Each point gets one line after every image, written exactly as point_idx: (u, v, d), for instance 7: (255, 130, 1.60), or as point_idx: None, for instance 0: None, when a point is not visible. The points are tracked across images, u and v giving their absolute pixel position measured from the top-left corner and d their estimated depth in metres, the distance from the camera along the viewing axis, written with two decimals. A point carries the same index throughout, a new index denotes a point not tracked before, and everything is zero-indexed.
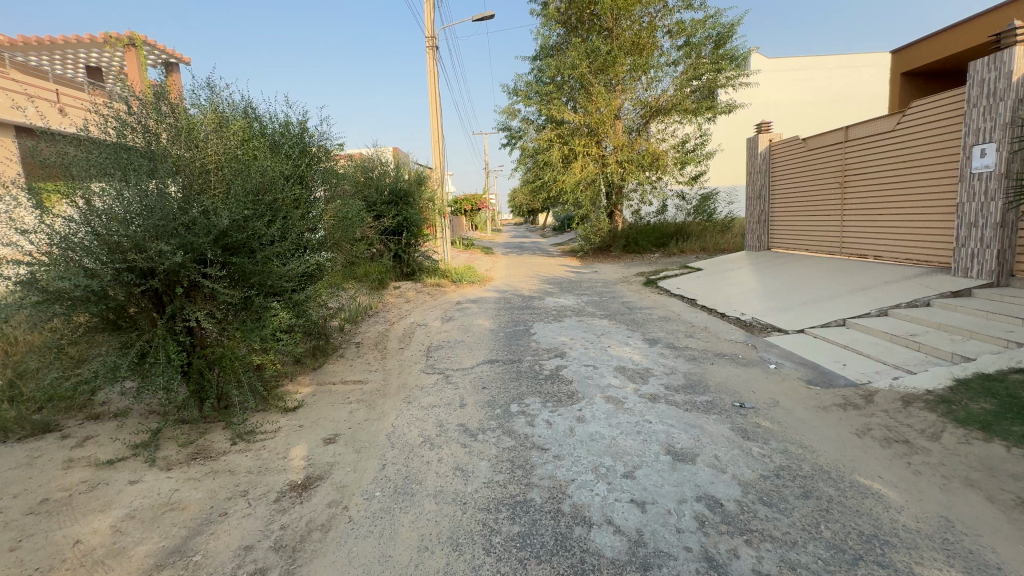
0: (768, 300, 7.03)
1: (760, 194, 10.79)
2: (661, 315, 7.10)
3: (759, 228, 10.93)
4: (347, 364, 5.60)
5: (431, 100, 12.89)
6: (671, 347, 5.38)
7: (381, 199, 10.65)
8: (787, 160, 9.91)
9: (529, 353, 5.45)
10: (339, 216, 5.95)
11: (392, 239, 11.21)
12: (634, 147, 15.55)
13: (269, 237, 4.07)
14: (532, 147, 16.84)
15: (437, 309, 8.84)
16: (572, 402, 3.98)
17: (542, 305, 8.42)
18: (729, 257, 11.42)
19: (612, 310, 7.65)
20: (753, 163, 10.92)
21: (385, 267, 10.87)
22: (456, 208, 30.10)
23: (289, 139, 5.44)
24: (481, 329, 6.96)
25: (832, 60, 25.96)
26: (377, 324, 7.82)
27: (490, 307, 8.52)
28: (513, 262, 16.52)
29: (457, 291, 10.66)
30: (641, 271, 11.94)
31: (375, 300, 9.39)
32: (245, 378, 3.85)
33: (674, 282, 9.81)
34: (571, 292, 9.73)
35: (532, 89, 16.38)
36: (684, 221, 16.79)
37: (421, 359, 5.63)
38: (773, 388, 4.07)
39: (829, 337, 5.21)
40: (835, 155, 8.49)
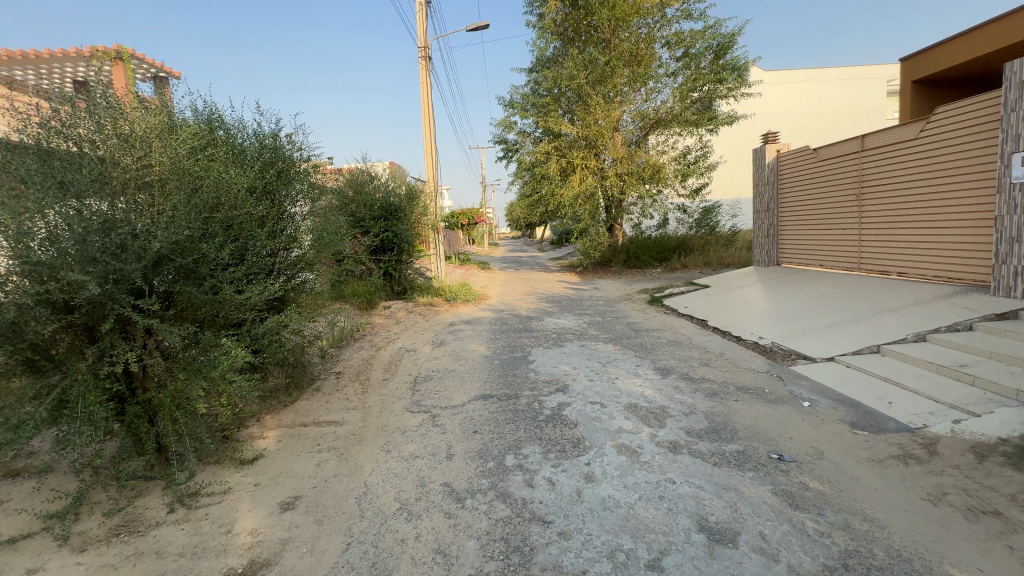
0: (787, 322, 6.47)
1: (766, 208, 10.34)
2: (671, 339, 6.51)
3: (766, 242, 10.44)
4: (323, 400, 4.98)
5: (424, 112, 12.44)
6: (687, 380, 4.79)
7: (369, 214, 10.11)
8: (796, 171, 9.46)
9: (527, 387, 4.86)
10: (325, 236, 5.44)
11: (381, 256, 10.64)
12: (634, 159, 15.12)
13: (220, 261, 3.51)
14: (529, 160, 16.40)
15: (429, 332, 8.25)
16: (578, 453, 3.37)
17: (541, 327, 7.82)
18: (736, 272, 10.91)
19: (617, 333, 7.07)
20: (759, 175, 10.48)
21: (374, 286, 10.27)
22: (452, 222, 29.62)
23: (257, 150, 4.90)
24: (475, 355, 6.37)
25: (829, 71, 25.83)
26: (362, 350, 7.20)
27: (485, 330, 7.92)
28: (510, 278, 15.98)
29: (450, 311, 10.08)
30: (644, 288, 11.39)
31: (362, 323, 8.78)
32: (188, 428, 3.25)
33: (680, 300, 9.24)
34: (571, 311, 9.15)
35: (528, 101, 16.01)
36: (686, 236, 16.31)
37: (407, 393, 5.03)
38: (813, 433, 3.48)
39: (864, 366, 4.64)
40: (849, 165, 8.03)
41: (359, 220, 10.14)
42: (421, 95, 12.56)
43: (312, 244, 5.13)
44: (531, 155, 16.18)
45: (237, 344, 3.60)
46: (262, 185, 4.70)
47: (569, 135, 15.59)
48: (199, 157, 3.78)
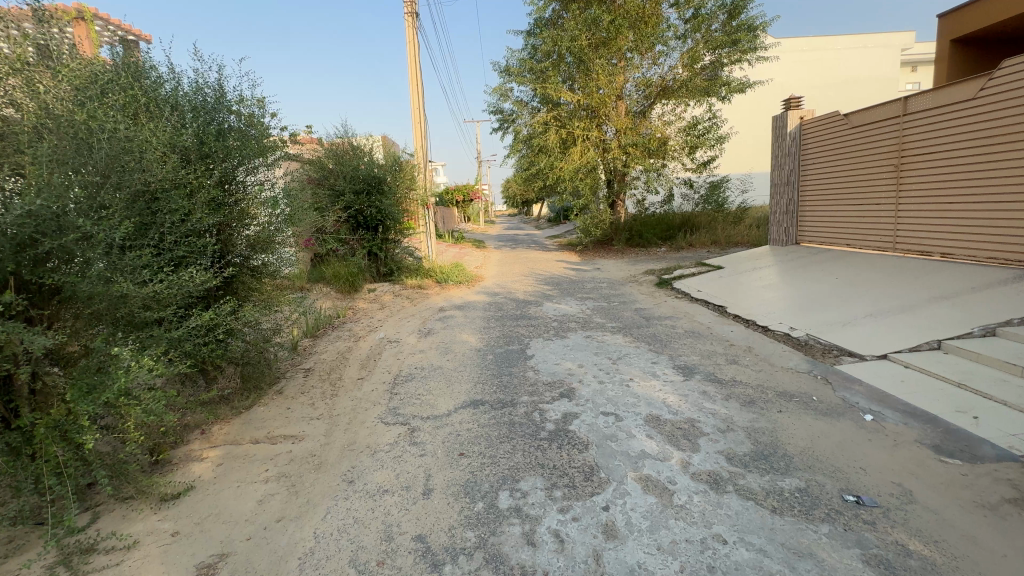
0: (819, 310, 5.69)
1: (786, 181, 9.48)
2: (688, 329, 5.75)
3: (784, 219, 9.62)
4: (283, 407, 4.20)
5: (411, 76, 11.36)
6: (715, 382, 4.03)
7: (349, 190, 9.15)
8: (823, 140, 8.57)
9: (524, 392, 4.08)
10: (290, 216, 4.56)
11: (364, 235, 9.75)
12: (638, 130, 14.10)
13: (115, 243, 2.62)
14: (527, 132, 15.35)
15: (415, 319, 7.44)
16: (592, 490, 2.62)
17: (540, 314, 7.03)
18: (750, 252, 10.11)
19: (626, 322, 6.29)
20: (779, 145, 9.58)
21: (358, 268, 9.42)
22: (446, 198, 28.52)
23: (203, 104, 3.99)
24: (465, 348, 5.58)
25: (841, 39, 24.56)
26: (339, 341, 6.41)
27: (477, 317, 7.12)
28: (506, 258, 15.12)
29: (441, 294, 9.27)
30: (650, 269, 10.59)
31: (342, 308, 7.96)
32: (70, 460, 2.42)
33: (692, 283, 8.44)
34: (573, 295, 8.36)
35: (526, 66, 14.86)
36: (691, 213, 15.44)
37: (383, 397, 4.25)
38: (890, 463, 2.73)
39: (927, 367, 3.87)
40: (886, 131, 7.16)
41: (338, 195, 9.22)
42: (408, 56, 11.46)
43: (267, 221, 4.32)
44: (529, 126, 15.14)
45: (149, 351, 2.76)
46: (199, 149, 3.79)
47: (570, 104, 14.54)
48: (90, 104, 2.88)
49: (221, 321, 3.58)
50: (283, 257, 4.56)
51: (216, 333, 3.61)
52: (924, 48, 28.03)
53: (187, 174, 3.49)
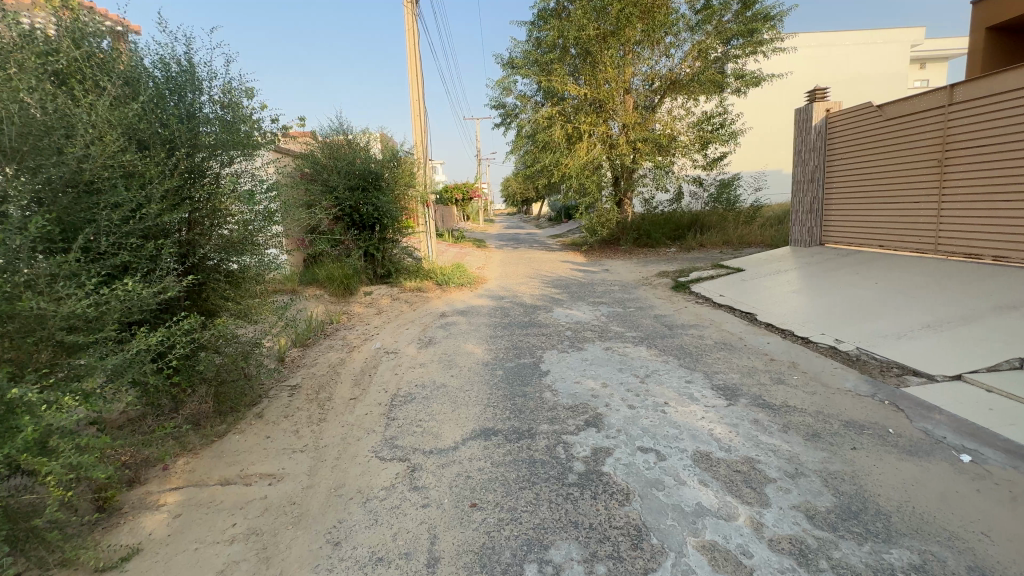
0: (863, 319, 5.11)
1: (810, 178, 8.89)
2: (719, 341, 5.16)
3: (807, 219, 9.03)
4: (262, 436, 3.60)
5: (410, 65, 10.75)
6: (766, 409, 3.46)
7: (342, 185, 8.50)
8: (853, 133, 7.98)
9: (543, 420, 3.50)
10: (271, 213, 3.94)
11: (361, 234, 9.14)
12: (647, 126, 13.51)
13: (22, 246, 2.04)
14: (530, 127, 14.74)
15: (415, 326, 6.85)
16: (644, 564, 2.04)
17: (551, 321, 6.45)
18: (770, 253, 9.52)
19: (648, 330, 5.71)
20: (803, 139, 9.01)
21: (353, 269, 8.80)
22: (445, 196, 27.87)
23: (172, 82, 3.40)
24: (471, 361, 4.99)
25: (850, 35, 23.96)
26: (331, 351, 5.80)
27: (481, 325, 6.52)
28: (509, 258, 14.53)
29: (443, 298, 8.68)
30: (663, 271, 10.01)
31: (336, 313, 7.36)
32: None
33: (712, 287, 7.86)
34: (584, 299, 7.76)
35: (529, 59, 14.27)
36: (701, 212, 14.88)
37: (378, 423, 3.67)
38: (1018, 526, 2.16)
39: (1016, 391, 3.29)
40: (928, 123, 6.58)
41: (331, 191, 8.59)
42: (407, 44, 10.86)
43: (241, 220, 3.73)
44: (532, 120, 14.52)
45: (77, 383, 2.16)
46: (159, 133, 3.19)
47: (575, 98, 13.95)
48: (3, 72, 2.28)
49: (177, 342, 2.97)
50: (262, 261, 3.94)
51: (171, 357, 2.99)
52: (933, 45, 27.46)
53: (139, 163, 2.89)
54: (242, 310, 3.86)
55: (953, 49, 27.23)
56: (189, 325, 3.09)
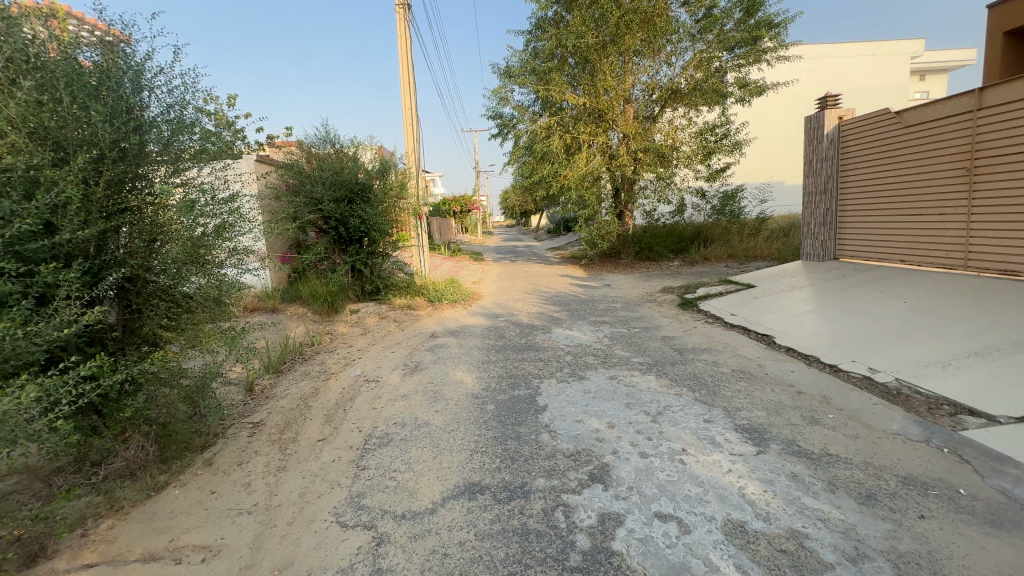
0: (898, 344, 4.57)
1: (823, 189, 8.41)
2: (736, 368, 4.63)
3: (820, 231, 8.53)
4: (206, 491, 3.04)
5: (403, 73, 10.35)
6: (805, 459, 2.91)
7: (325, 198, 7.95)
8: (871, 141, 7.51)
9: (539, 473, 2.94)
10: (223, 228, 3.39)
11: (347, 248, 8.60)
12: (647, 136, 13.14)
13: None
14: (528, 137, 14.32)
15: (402, 348, 6.31)
16: None
17: (549, 344, 5.90)
18: (780, 268, 9.01)
19: (656, 356, 5.17)
20: (814, 148, 8.57)
21: (339, 286, 8.26)
22: (442, 208, 27.48)
23: (113, 75, 2.91)
24: (459, 393, 4.44)
25: (849, 47, 23.79)
26: (306, 378, 5.25)
27: (473, 348, 5.98)
28: (506, 272, 14.02)
29: (434, 316, 8.15)
30: (668, 287, 9.50)
31: (318, 334, 6.83)
32: None
33: (722, 304, 7.33)
34: (585, 319, 7.23)
35: (527, 68, 13.94)
36: (703, 224, 14.44)
37: (345, 475, 3.11)
38: None
39: None
40: (955, 129, 6.12)
41: (314, 204, 8.07)
42: (399, 52, 10.47)
43: (186, 236, 3.16)
44: (530, 130, 14.13)
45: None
46: (77, 132, 2.67)
47: (573, 107, 13.60)
48: None
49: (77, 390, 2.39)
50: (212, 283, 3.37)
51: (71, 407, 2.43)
52: (932, 56, 27.36)
53: (36, 167, 2.37)
54: (189, 341, 3.29)
55: (951, 61, 27.14)
56: (95, 367, 2.50)
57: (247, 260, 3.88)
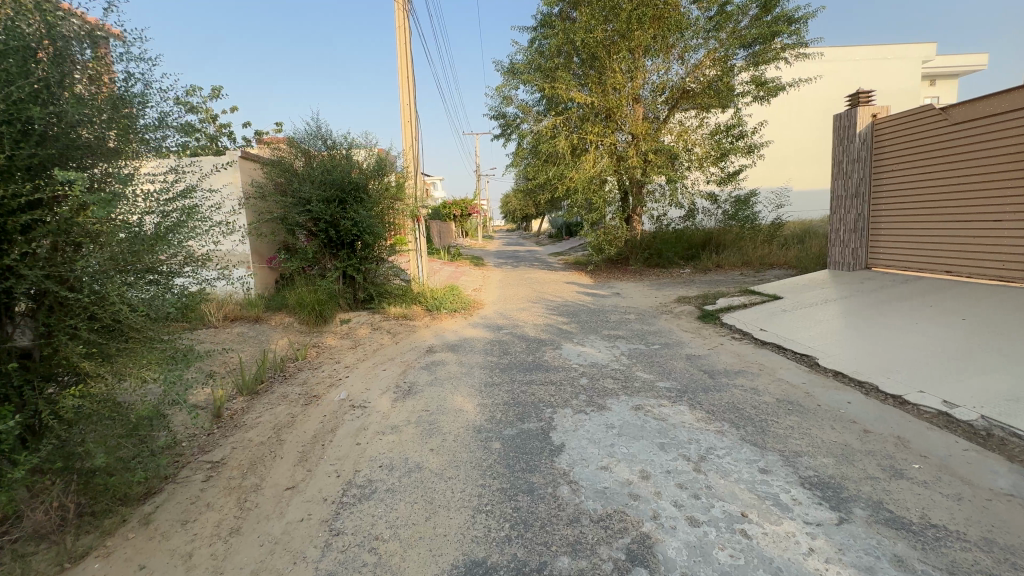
0: (971, 371, 3.91)
1: (854, 192, 7.73)
2: (782, 398, 3.97)
3: (849, 238, 7.84)
4: (132, 566, 2.38)
5: (402, 65, 9.72)
6: (906, 535, 2.25)
7: (312, 198, 7.22)
8: (910, 141, 6.86)
9: (561, 548, 2.28)
10: (162, 232, 2.79)
11: (339, 252, 7.88)
12: (658, 137, 12.54)
13: None
14: (533, 136, 13.62)
15: (395, 365, 5.66)
16: None
17: (560, 363, 5.25)
18: (805, 278, 8.35)
19: (685, 380, 4.52)
20: (843, 148, 7.92)
21: (328, 294, 7.60)
22: (442, 211, 26.90)
23: (25, 34, 2.27)
24: (458, 425, 3.78)
25: (860, 50, 23.22)
26: (284, 401, 4.59)
27: (475, 366, 5.33)
28: (508, 278, 13.35)
29: (432, 328, 7.50)
30: (683, 297, 8.85)
31: (303, 347, 6.17)
32: None
33: (747, 318, 6.67)
34: (597, 332, 6.58)
35: (532, 66, 13.35)
36: (715, 230, 13.82)
37: (313, 545, 2.45)
38: None
39: None
40: (1015, 126, 5.49)
41: (302, 203, 7.38)
42: (397, 44, 9.85)
43: (116, 238, 2.54)
44: (535, 130, 13.53)
45: None
46: None
47: (580, 106, 12.99)
48: None
49: None
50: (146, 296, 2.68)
51: None
52: (942, 61, 26.85)
53: None
54: (112, 370, 2.58)
55: (961, 66, 26.65)
56: None
57: (204, 268, 3.30)
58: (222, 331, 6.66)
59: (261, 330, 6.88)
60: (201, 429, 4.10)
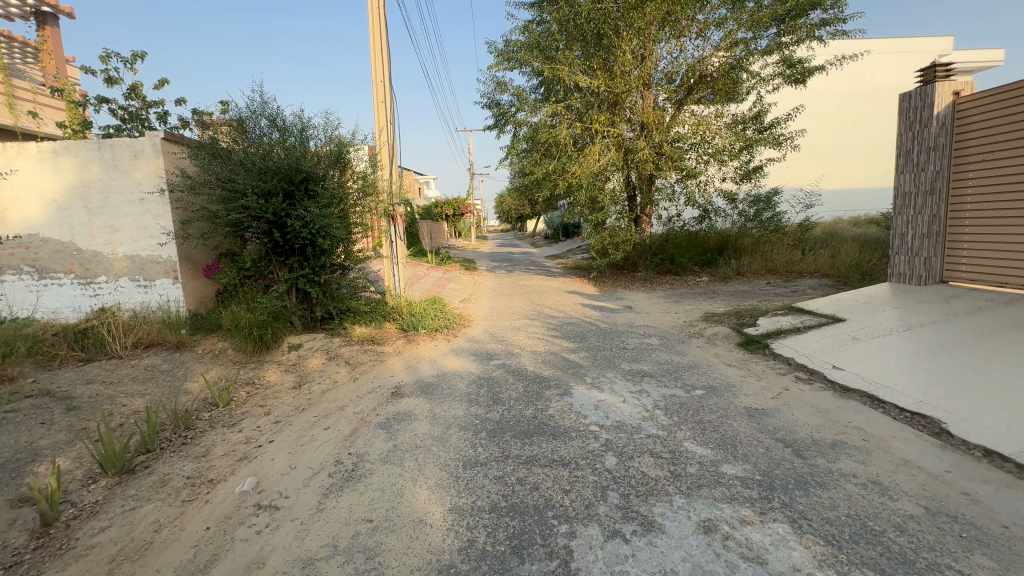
0: None
1: (928, 189, 6.21)
2: (937, 511, 2.47)
3: (920, 245, 6.34)
4: None
5: (373, 28, 8.05)
6: None
7: (248, 189, 5.59)
8: (1011, 123, 5.35)
9: None
10: None
11: (288, 260, 6.27)
12: (671, 126, 10.92)
13: None
14: (529, 125, 11.94)
15: (342, 420, 4.09)
16: None
17: (571, 421, 3.75)
18: (861, 292, 6.85)
19: (764, 462, 3.03)
20: (911, 134, 6.43)
21: (275, 312, 6.03)
22: (434, 210, 25.28)
23: None
24: (411, 564, 2.26)
25: (877, 42, 21.73)
26: (162, 492, 3.05)
27: (451, 427, 3.79)
28: (502, 285, 11.87)
29: (405, 356, 5.96)
30: (711, 314, 7.37)
31: (226, 389, 4.63)
32: None
33: (808, 348, 5.18)
34: (615, 367, 5.07)
35: (529, 47, 11.84)
36: (734, 233, 12.42)
37: None
38: None
39: None
40: None
41: (236, 197, 5.75)
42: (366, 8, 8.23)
43: None
44: (531, 120, 11.88)
45: None
46: None
47: (583, 93, 11.49)
48: None
49: None
50: None
51: None
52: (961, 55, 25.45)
53: None
54: None
55: (982, 63, 25.15)
56: None
57: None
58: (126, 365, 5.10)
59: (180, 361, 5.33)
60: (5, 555, 2.55)
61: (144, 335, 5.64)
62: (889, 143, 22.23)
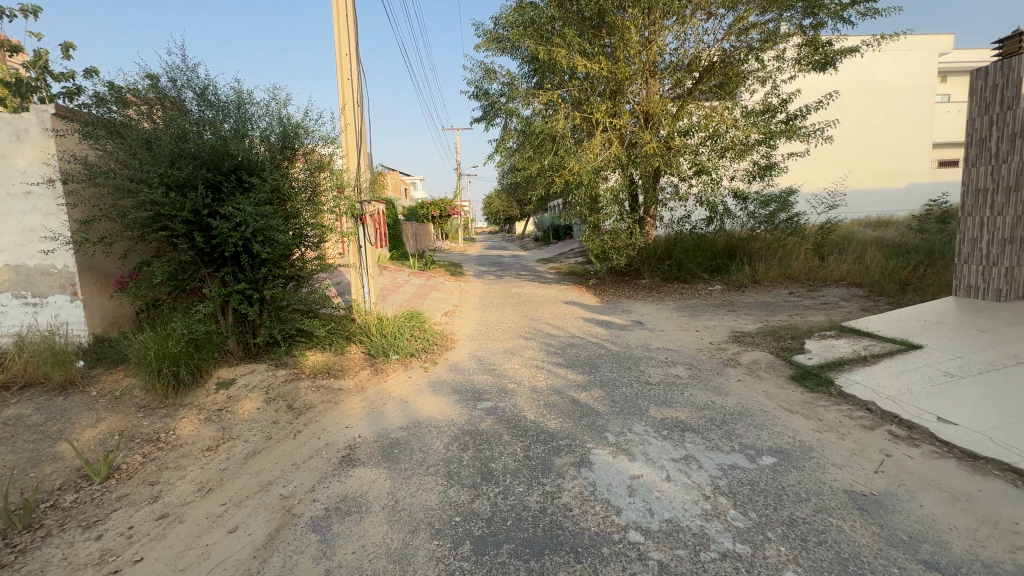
0: None
1: (1011, 184, 5.08)
2: None
3: (999, 253, 5.18)
4: None
5: None
6: None
7: (154, 179, 4.26)
8: None
9: None
10: None
11: (220, 271, 4.91)
12: (680, 117, 9.86)
13: None
14: (522, 117, 10.77)
15: (259, 513, 2.78)
16: None
17: (597, 523, 2.50)
18: (923, 308, 5.71)
19: None
20: (989, 118, 5.31)
21: (202, 340, 4.69)
22: (419, 212, 23.87)
23: None
24: None
25: None
26: None
27: (420, 533, 2.50)
28: (492, 294, 10.66)
29: (369, 393, 4.67)
30: (742, 335, 6.18)
31: (106, 457, 3.30)
32: None
33: (890, 387, 3.99)
34: (642, 415, 3.83)
35: (521, 28, 10.59)
36: (747, 237, 11.32)
37: None
38: None
39: None
40: None
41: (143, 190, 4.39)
42: None
43: None
44: (523, 111, 10.71)
45: None
46: None
47: (581, 79, 10.28)
48: None
49: None
50: None
51: None
52: (955, 57, 25.26)
53: None
54: None
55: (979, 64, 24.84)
56: None
57: None
58: None
59: (61, 410, 3.99)
60: None
61: (21, 372, 4.30)
62: (892, 142, 21.41)
